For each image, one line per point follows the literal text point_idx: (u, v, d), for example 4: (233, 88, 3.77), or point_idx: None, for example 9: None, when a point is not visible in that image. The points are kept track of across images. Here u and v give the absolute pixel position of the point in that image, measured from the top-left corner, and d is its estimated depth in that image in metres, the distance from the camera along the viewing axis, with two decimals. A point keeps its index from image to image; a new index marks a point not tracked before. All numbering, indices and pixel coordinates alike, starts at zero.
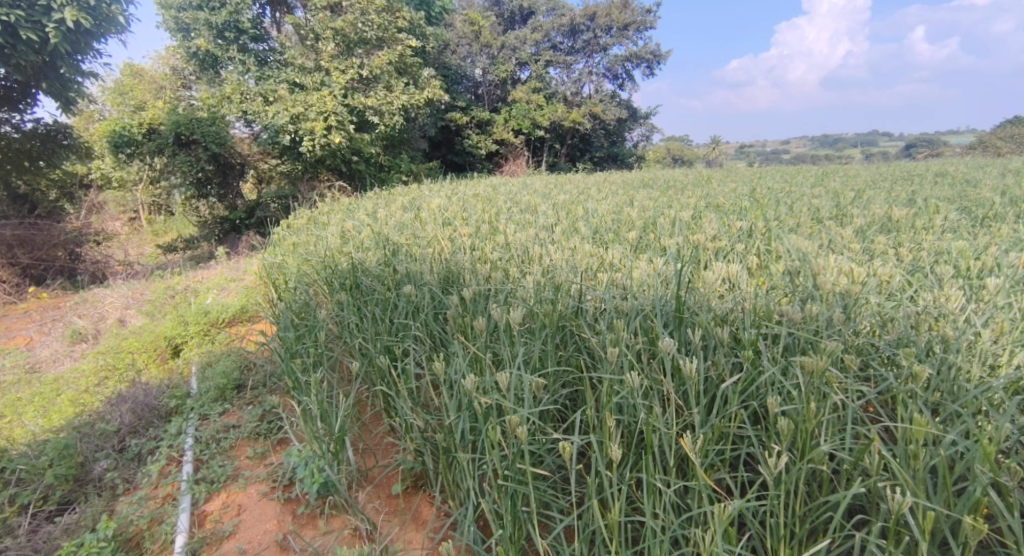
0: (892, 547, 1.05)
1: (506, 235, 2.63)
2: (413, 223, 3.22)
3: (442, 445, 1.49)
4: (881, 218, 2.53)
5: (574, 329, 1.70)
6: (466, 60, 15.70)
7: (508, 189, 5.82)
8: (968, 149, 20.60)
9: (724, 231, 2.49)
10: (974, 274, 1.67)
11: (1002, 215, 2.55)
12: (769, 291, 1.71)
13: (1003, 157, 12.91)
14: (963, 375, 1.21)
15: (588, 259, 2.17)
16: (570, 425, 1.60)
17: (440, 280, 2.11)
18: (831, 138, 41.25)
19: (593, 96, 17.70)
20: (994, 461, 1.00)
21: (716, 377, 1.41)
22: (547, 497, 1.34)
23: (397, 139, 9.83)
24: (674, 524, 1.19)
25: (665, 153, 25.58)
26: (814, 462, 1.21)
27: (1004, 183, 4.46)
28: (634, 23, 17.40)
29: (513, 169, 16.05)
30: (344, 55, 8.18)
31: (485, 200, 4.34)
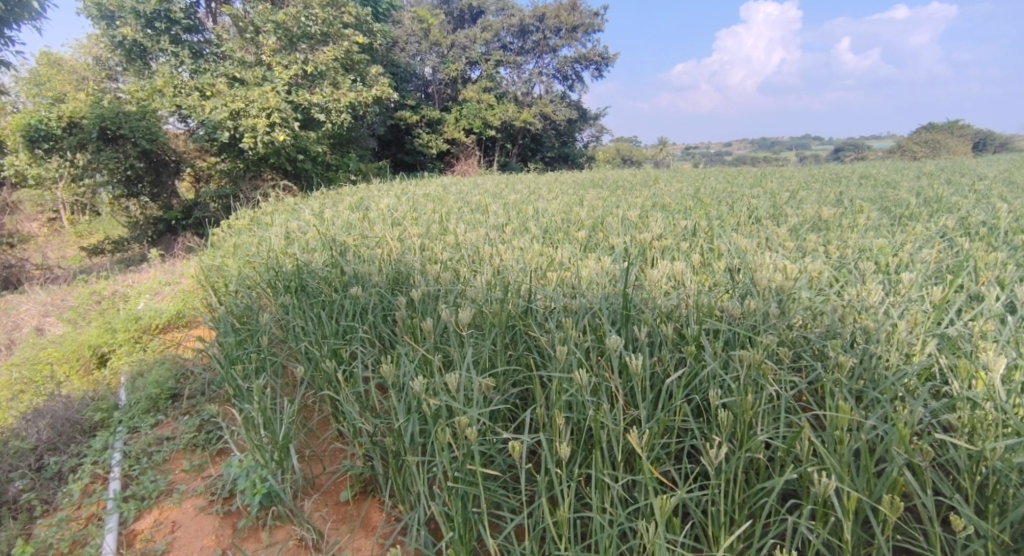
0: (821, 529, 1.11)
1: (456, 235, 2.63)
2: (361, 223, 3.16)
3: (392, 449, 1.46)
4: (812, 217, 2.68)
5: (523, 328, 1.71)
6: (415, 58, 15.59)
7: (458, 188, 5.80)
8: (889, 153, 22.18)
9: (669, 230, 2.56)
10: (894, 270, 1.79)
11: (916, 214, 2.76)
12: (710, 288, 1.77)
13: (914, 160, 13.99)
14: (882, 364, 1.30)
15: (538, 258, 2.19)
16: (520, 424, 1.61)
17: (388, 281, 2.09)
18: (769, 141, 43.49)
19: (543, 96, 17.90)
20: (908, 443, 1.08)
21: (661, 373, 1.45)
22: (497, 497, 1.35)
23: (344, 137, 9.62)
24: (621, 517, 1.22)
25: (614, 154, 26.20)
26: (751, 451, 1.26)
27: (919, 185, 4.84)
28: (583, 25, 17.70)
29: (464, 169, 16.02)
30: (286, 50, 7.93)
31: (435, 201, 4.31)
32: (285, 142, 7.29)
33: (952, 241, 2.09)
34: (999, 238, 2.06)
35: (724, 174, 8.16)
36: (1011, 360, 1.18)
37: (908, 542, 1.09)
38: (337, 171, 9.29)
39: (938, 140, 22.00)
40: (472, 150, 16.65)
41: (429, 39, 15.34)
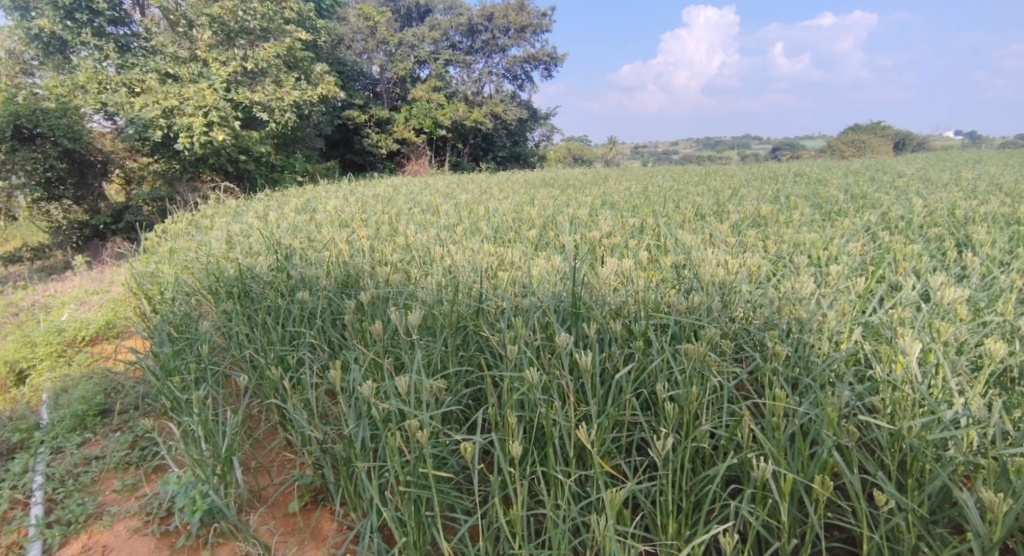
0: (761, 512, 1.16)
1: (407, 236, 2.60)
2: (308, 226, 3.06)
3: (342, 456, 1.43)
4: (751, 214, 2.80)
5: (474, 329, 1.71)
6: (361, 56, 15.57)
7: (407, 189, 5.73)
8: (822, 152, 23.48)
9: (618, 228, 2.62)
10: (825, 263, 1.89)
11: (844, 210, 2.93)
12: (657, 284, 1.82)
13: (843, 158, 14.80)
14: (814, 352, 1.37)
15: (489, 257, 2.20)
16: (473, 424, 1.60)
17: (337, 285, 2.04)
18: (713, 141, 45.20)
19: (494, 96, 17.94)
20: (837, 425, 1.14)
21: (610, 368, 1.48)
22: (450, 499, 1.34)
23: (289, 136, 9.34)
24: (574, 512, 1.23)
25: (564, 153, 26.54)
26: (696, 440, 1.30)
27: (845, 182, 5.12)
28: (531, 25, 17.83)
29: (416, 169, 15.83)
30: (223, 45, 7.64)
31: (385, 202, 4.23)
32: (225, 141, 6.99)
33: (875, 234, 2.24)
34: (916, 231, 2.22)
35: (670, 173, 8.41)
36: (926, 343, 1.27)
37: (839, 519, 1.15)
38: (283, 172, 9.12)
39: (864, 140, 23.50)
40: (424, 149, 16.50)
41: (376, 37, 15.20)
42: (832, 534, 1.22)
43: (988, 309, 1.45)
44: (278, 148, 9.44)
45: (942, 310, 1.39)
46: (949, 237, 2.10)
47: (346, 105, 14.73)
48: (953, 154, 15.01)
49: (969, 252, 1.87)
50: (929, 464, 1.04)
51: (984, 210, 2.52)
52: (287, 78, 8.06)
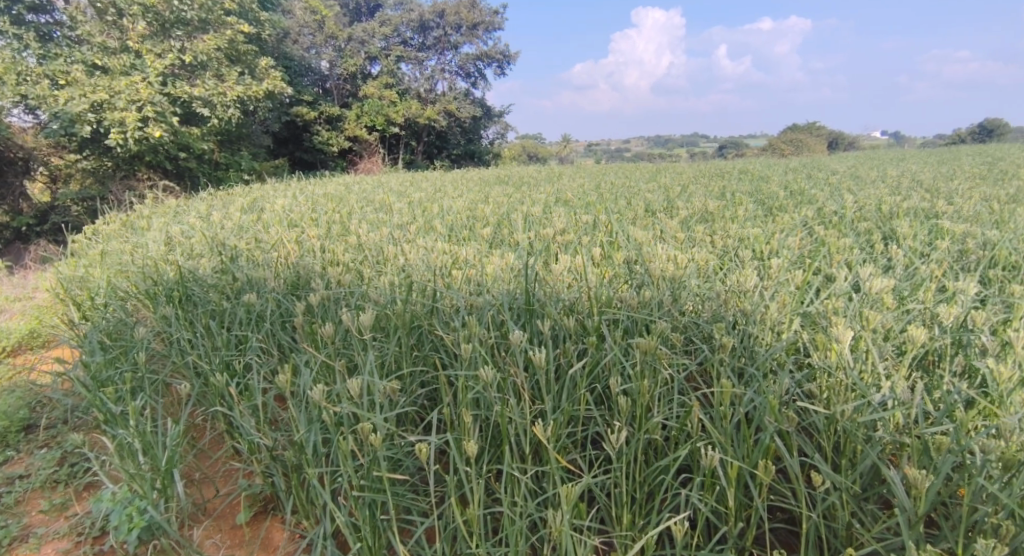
0: (710, 499, 1.19)
1: (358, 235, 2.54)
2: (254, 226, 2.95)
3: (293, 463, 1.38)
4: (699, 210, 2.88)
5: (428, 329, 1.69)
6: (309, 51, 15.25)
7: (360, 188, 5.60)
8: (765, 151, 24.54)
9: (571, 225, 2.64)
10: (767, 257, 1.97)
11: (784, 206, 3.07)
12: (610, 280, 1.85)
13: (782, 156, 15.54)
14: (757, 342, 1.43)
15: (443, 256, 2.18)
16: (428, 424, 1.59)
17: (285, 287, 1.97)
18: (664, 140, 46.47)
19: (447, 93, 17.87)
20: (778, 412, 1.19)
21: (565, 364, 1.49)
22: (405, 501, 1.32)
23: (233, 133, 9.01)
24: (530, 508, 1.23)
25: (518, 152, 26.71)
26: (648, 432, 1.33)
27: (786, 179, 5.36)
28: (484, 23, 17.86)
29: (368, 167, 15.54)
30: (158, 36, 7.27)
31: (336, 201, 4.11)
32: (162, 138, 6.71)
33: (812, 229, 2.36)
34: (848, 226, 2.35)
35: (623, 170, 8.57)
36: (857, 332, 1.35)
37: (781, 502, 1.20)
38: (227, 171, 8.83)
39: (802, 139, 24.73)
40: (376, 148, 16.21)
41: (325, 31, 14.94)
42: (775, 515, 1.27)
43: (911, 297, 1.55)
44: (221, 145, 9.18)
45: (871, 300, 1.48)
46: (877, 231, 2.24)
47: (294, 101, 14.29)
48: (881, 153, 15.99)
49: (895, 244, 1.99)
50: (859, 445, 1.10)
51: (908, 205, 2.69)
52: (229, 72, 7.77)
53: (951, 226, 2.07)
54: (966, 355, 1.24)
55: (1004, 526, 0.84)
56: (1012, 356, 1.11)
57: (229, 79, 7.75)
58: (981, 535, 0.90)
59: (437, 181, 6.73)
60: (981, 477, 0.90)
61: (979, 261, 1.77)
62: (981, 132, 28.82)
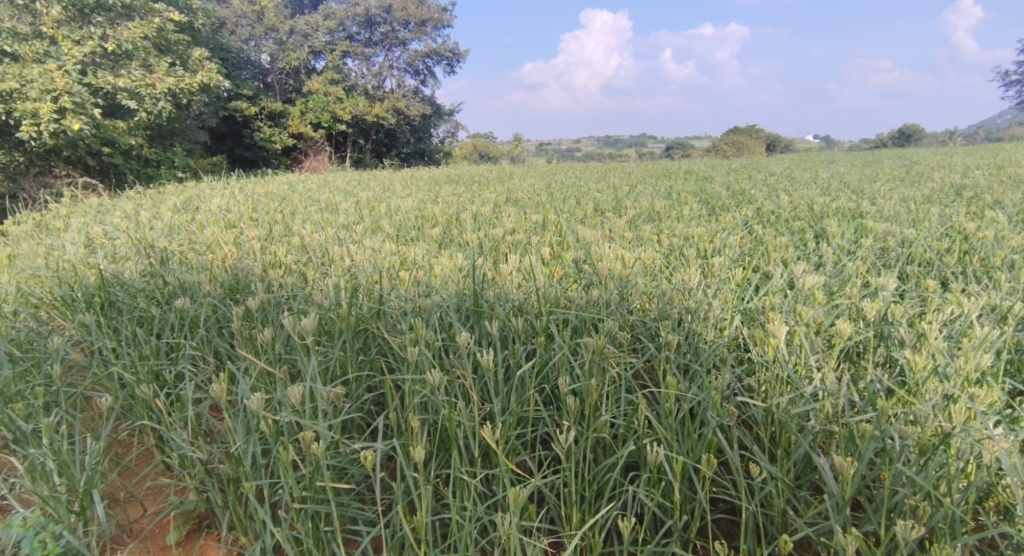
0: (657, 494, 1.20)
1: (301, 236, 2.45)
2: (188, 226, 2.79)
3: (229, 476, 1.30)
4: (646, 210, 2.94)
5: (375, 332, 1.65)
6: (248, 43, 15.77)
7: (304, 187, 5.39)
8: (706, 152, 25.73)
9: (521, 225, 2.65)
10: (710, 255, 2.03)
11: (726, 205, 3.18)
12: (559, 279, 1.85)
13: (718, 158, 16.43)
14: (701, 339, 1.46)
15: (390, 257, 2.13)
16: (374, 430, 1.54)
17: (222, 291, 1.87)
18: (614, 141, 47.69)
19: (395, 91, 18.02)
20: (720, 407, 1.22)
21: (515, 365, 1.47)
22: (350, 510, 1.27)
23: (164, 127, 8.66)
24: (478, 512, 1.21)
25: (469, 150, 27.24)
26: (597, 431, 1.33)
27: (729, 180, 5.56)
28: (432, 20, 18.26)
29: (314, 165, 15.61)
30: (76, 22, 6.82)
31: (277, 199, 3.99)
32: (82, 131, 6.23)
33: (751, 228, 2.45)
34: (784, 225, 2.46)
35: (573, 170, 8.77)
36: (792, 327, 1.40)
37: (723, 493, 1.23)
38: (158, 167, 8.70)
39: (743, 141, 25.89)
40: (321, 145, 16.27)
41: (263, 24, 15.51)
42: (717, 506, 1.30)
43: (840, 293, 1.62)
44: (152, 140, 9.09)
45: (803, 296, 1.55)
46: (809, 229, 2.35)
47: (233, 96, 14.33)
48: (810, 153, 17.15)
49: (825, 242, 2.09)
50: (795, 436, 1.14)
51: (836, 206, 2.84)
52: (158, 63, 7.51)
53: (874, 225, 2.20)
54: (888, 347, 1.30)
55: (921, 507, 0.89)
56: (928, 347, 1.18)
57: (159, 70, 7.51)
58: (901, 517, 0.94)
59: (385, 180, 6.65)
60: (901, 462, 0.95)
61: (898, 258, 1.89)
62: (900, 135, 31.08)
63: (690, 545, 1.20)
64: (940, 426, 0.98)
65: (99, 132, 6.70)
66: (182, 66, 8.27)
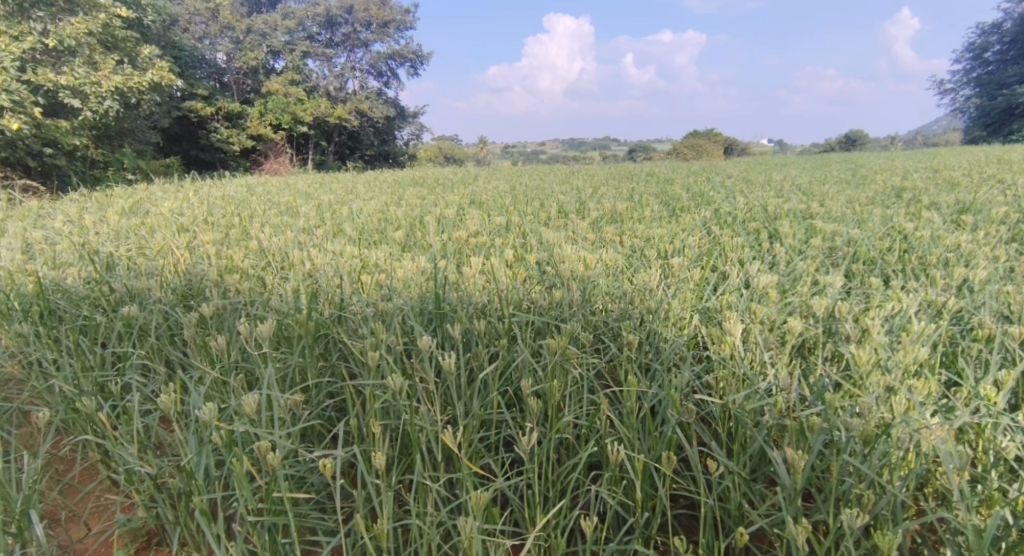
0: (620, 494, 1.20)
1: (260, 240, 2.38)
2: (137, 230, 2.67)
3: (180, 490, 1.24)
4: (609, 211, 3.00)
5: (336, 337, 1.62)
6: (202, 40, 17.15)
7: (263, 189, 5.29)
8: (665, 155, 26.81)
9: (484, 226, 2.66)
10: (670, 256, 2.07)
11: (688, 206, 3.27)
12: (522, 281, 1.85)
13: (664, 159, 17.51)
14: (661, 338, 1.48)
15: (351, 260, 2.10)
16: (334, 437, 1.50)
17: (175, 297, 1.81)
18: (577, 143, 48.81)
19: (357, 94, 19.90)
20: (679, 405, 1.24)
21: (478, 367, 1.46)
22: (309, 520, 1.24)
23: (110, 126, 8.50)
24: (440, 516, 1.19)
25: (432, 150, 28.85)
26: (560, 432, 1.32)
27: (686, 181, 5.75)
28: (394, 23, 20.95)
29: (275, 167, 16.56)
30: (14, 16, 6.57)
31: (234, 202, 3.91)
32: (21, 131, 6.01)
33: (710, 229, 2.52)
34: (740, 225, 2.54)
35: (537, 171, 8.97)
36: (748, 326, 1.44)
37: (683, 490, 1.24)
38: (106, 169, 8.75)
39: (701, 144, 26.84)
40: (283, 148, 17.43)
41: (218, 22, 16.95)
42: (678, 502, 1.32)
43: (792, 291, 1.68)
44: (98, 141, 9.08)
45: (758, 295, 1.60)
46: (762, 229, 2.44)
47: (187, 95, 15.39)
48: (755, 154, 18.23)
49: (778, 243, 2.17)
50: (749, 430, 1.16)
51: (788, 207, 2.94)
52: (104, 60, 7.40)
53: (822, 225, 2.30)
54: (836, 343, 1.36)
55: (866, 495, 0.92)
56: (871, 341, 1.23)
57: (104, 68, 7.38)
58: (848, 505, 0.97)
59: (348, 182, 6.61)
60: (847, 453, 0.98)
61: (844, 256, 1.97)
62: (847, 139, 32.70)
63: (652, 543, 1.21)
64: (881, 417, 1.02)
65: (39, 131, 6.54)
66: (129, 63, 8.24)
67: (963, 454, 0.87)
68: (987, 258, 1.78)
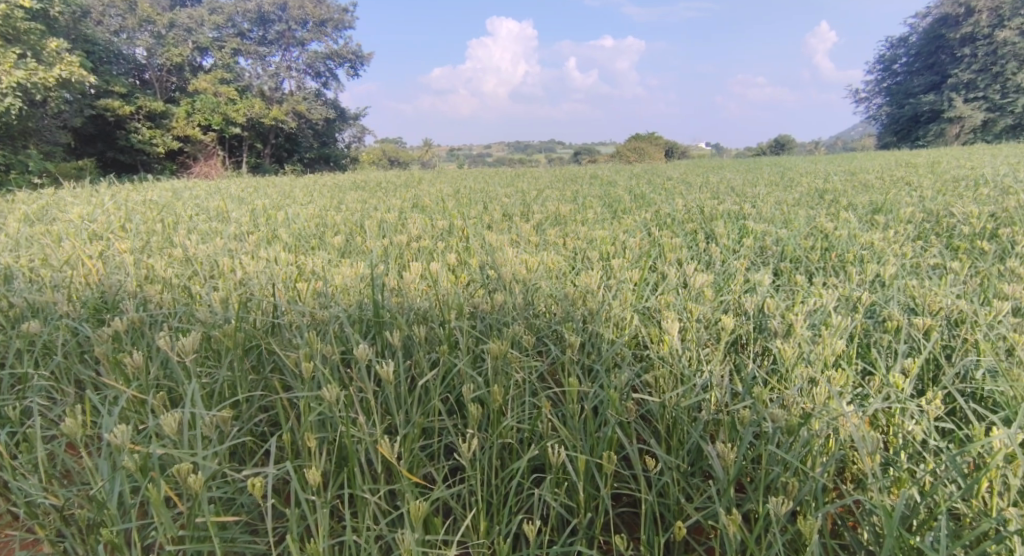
0: (564, 497, 1.19)
1: (184, 248, 2.24)
2: (44, 239, 2.47)
3: (89, 522, 1.13)
4: (552, 214, 3.03)
5: (268, 348, 1.54)
6: (117, 34, 16.32)
7: (190, 194, 5.03)
8: (606, 158, 27.61)
9: (427, 231, 2.62)
10: (611, 257, 2.11)
11: (626, 208, 3.36)
12: (465, 286, 1.83)
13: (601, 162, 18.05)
14: (602, 339, 1.49)
15: (286, 268, 2.01)
16: (266, 453, 1.42)
17: (86, 311, 1.67)
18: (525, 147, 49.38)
19: (295, 95, 19.51)
20: (619, 405, 1.24)
21: (418, 375, 1.42)
22: (237, 544, 1.16)
23: (11, 125, 8.07)
24: (378, 530, 1.14)
25: (376, 153, 28.62)
26: (502, 436, 1.30)
27: (626, 183, 5.93)
28: (332, 20, 20.67)
29: (205, 171, 15.81)
30: None
31: (155, 207, 3.71)
32: None
33: (650, 230, 2.58)
34: (678, 226, 2.62)
35: (482, 174, 9.03)
36: (685, 324, 1.47)
37: (625, 488, 1.25)
38: (7, 172, 8.40)
39: (642, 147, 27.77)
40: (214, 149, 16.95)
41: (137, 15, 16.22)
42: (620, 500, 1.33)
43: (726, 289, 1.74)
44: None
45: (694, 294, 1.64)
46: (699, 230, 2.53)
47: (102, 93, 14.63)
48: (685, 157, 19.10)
49: (714, 243, 2.25)
50: (687, 427, 1.18)
51: (722, 208, 3.06)
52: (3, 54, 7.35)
53: (753, 225, 2.41)
54: (765, 339, 1.41)
55: (790, 483, 0.95)
56: (795, 336, 1.29)
57: (5, 62, 7.31)
58: (775, 494, 1.00)
59: (285, 186, 6.42)
60: (774, 443, 1.01)
61: (773, 254, 2.07)
62: (776, 143, 34.65)
63: (595, 543, 1.20)
64: (804, 407, 1.07)
65: None
66: (34, 57, 8.01)
67: (875, 438, 0.91)
68: (897, 255, 1.90)
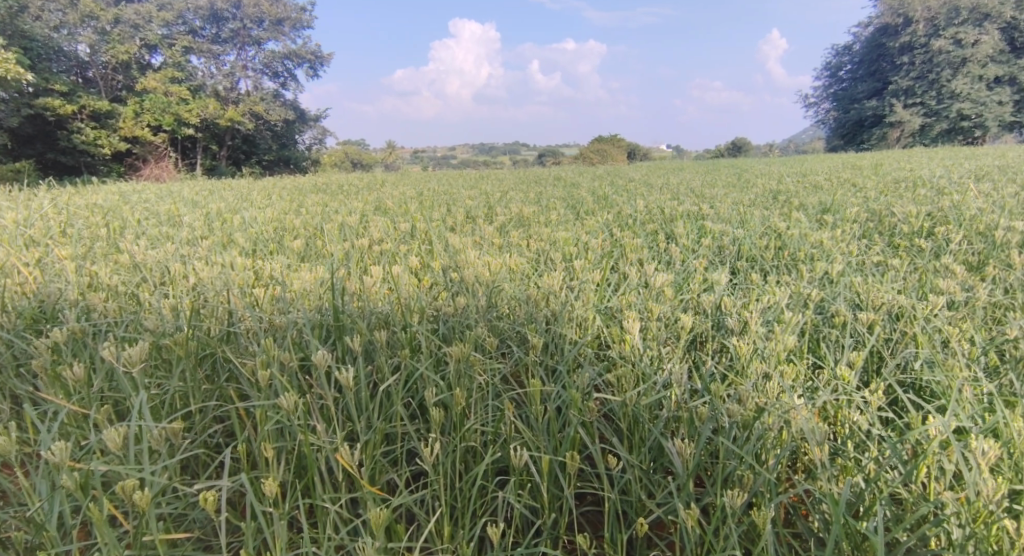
0: (528, 498, 1.19)
1: (131, 253, 2.14)
2: None
3: (25, 545, 1.06)
4: (515, 216, 3.04)
5: (222, 357, 1.48)
6: (57, 30, 15.53)
7: (138, 197, 4.83)
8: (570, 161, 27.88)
9: (389, 234, 2.59)
10: (574, 259, 2.12)
11: (587, 209, 3.39)
12: (427, 289, 1.81)
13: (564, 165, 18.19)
14: (565, 339, 1.50)
15: (242, 273, 1.94)
16: (220, 466, 1.36)
17: (22, 321, 1.57)
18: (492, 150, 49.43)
19: (252, 96, 19.02)
20: (582, 405, 1.25)
21: (379, 379, 1.40)
22: None
23: None
24: (338, 540, 1.11)
25: (338, 155, 28.16)
26: (466, 439, 1.29)
27: (587, 185, 6.01)
28: (290, 19, 20.26)
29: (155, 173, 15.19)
30: None
31: (98, 211, 3.54)
32: None
33: (611, 231, 2.61)
34: (639, 227, 2.66)
35: (445, 177, 8.98)
36: (646, 324, 1.49)
37: (588, 488, 1.25)
38: None
39: (604, 149, 28.19)
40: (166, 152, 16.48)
41: (78, 10, 15.48)
42: (584, 499, 1.33)
43: (686, 288, 1.77)
44: None
45: (655, 293, 1.67)
46: (659, 231, 2.58)
47: (41, 91, 13.87)
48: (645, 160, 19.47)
49: (674, 243, 2.30)
50: (647, 425, 1.20)
51: (681, 209, 3.13)
52: None
53: (711, 226, 2.47)
54: (722, 336, 1.45)
55: (746, 475, 0.97)
56: (750, 333, 1.32)
57: None
58: (732, 487, 1.03)
59: (240, 189, 6.24)
60: (730, 437, 1.04)
61: (731, 254, 2.13)
62: (734, 147, 35.71)
63: (560, 543, 1.20)
64: (758, 402, 1.10)
65: None
66: None
67: (823, 429, 0.95)
68: (844, 254, 1.98)
